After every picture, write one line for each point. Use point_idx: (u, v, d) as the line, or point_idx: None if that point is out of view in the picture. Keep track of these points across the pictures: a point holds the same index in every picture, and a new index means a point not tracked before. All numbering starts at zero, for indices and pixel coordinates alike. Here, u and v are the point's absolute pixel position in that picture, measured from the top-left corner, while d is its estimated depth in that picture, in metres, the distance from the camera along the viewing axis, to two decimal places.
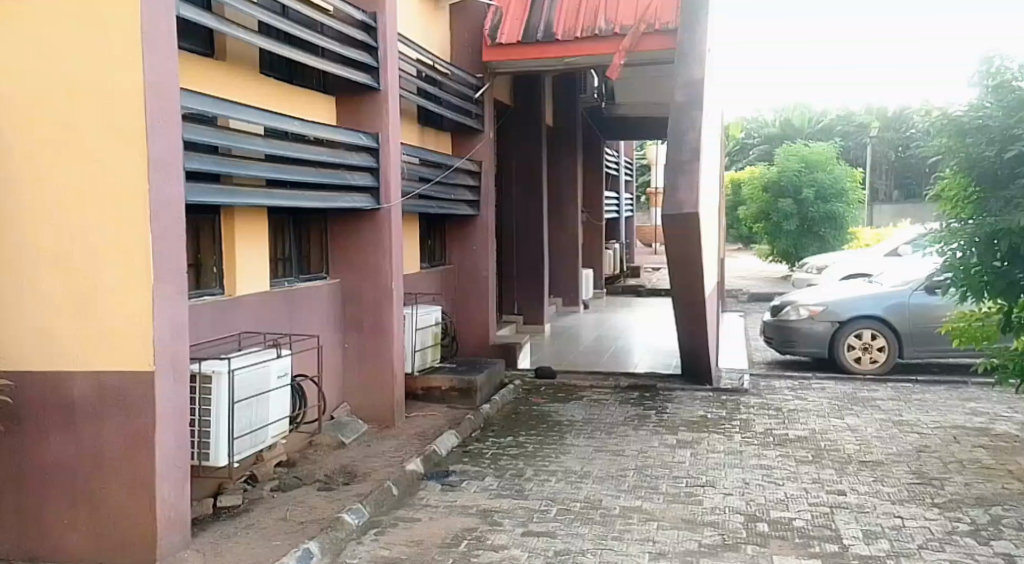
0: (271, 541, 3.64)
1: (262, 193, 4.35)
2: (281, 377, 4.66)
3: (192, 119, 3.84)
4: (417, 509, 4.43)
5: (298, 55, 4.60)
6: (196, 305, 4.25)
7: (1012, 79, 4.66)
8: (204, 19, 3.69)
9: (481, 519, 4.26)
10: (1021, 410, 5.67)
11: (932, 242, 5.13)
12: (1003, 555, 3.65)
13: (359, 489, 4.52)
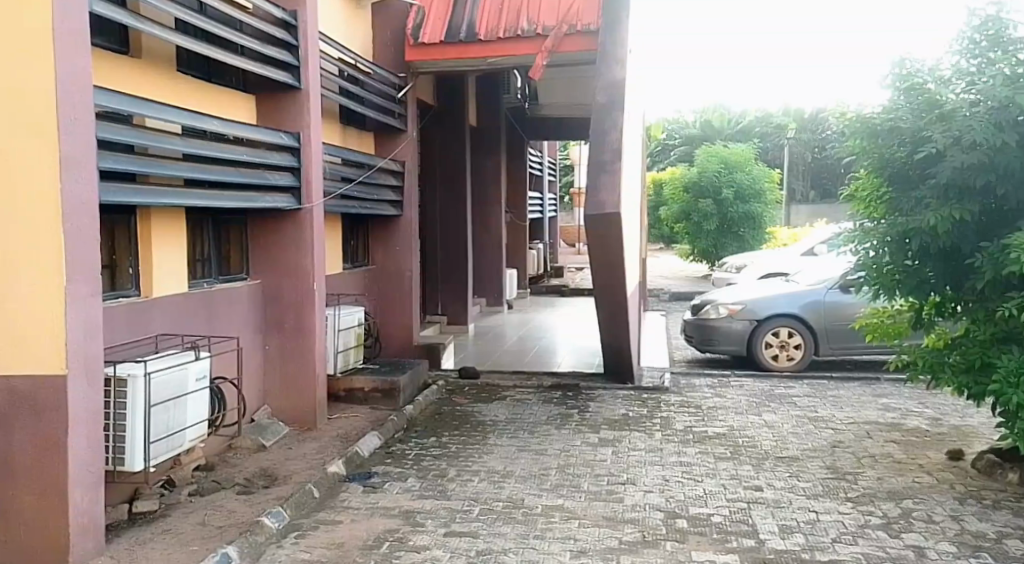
0: (189, 546, 3.43)
1: (179, 192, 4.07)
2: (201, 379, 4.32)
3: (106, 118, 3.55)
4: (339, 511, 4.19)
5: (220, 54, 4.37)
6: (111, 306, 3.94)
7: (925, 81, 4.30)
8: (118, 15, 3.42)
9: (403, 520, 4.04)
10: (930, 405, 5.84)
11: (846, 241, 4.81)
12: (913, 548, 3.59)
13: (279, 492, 4.24)
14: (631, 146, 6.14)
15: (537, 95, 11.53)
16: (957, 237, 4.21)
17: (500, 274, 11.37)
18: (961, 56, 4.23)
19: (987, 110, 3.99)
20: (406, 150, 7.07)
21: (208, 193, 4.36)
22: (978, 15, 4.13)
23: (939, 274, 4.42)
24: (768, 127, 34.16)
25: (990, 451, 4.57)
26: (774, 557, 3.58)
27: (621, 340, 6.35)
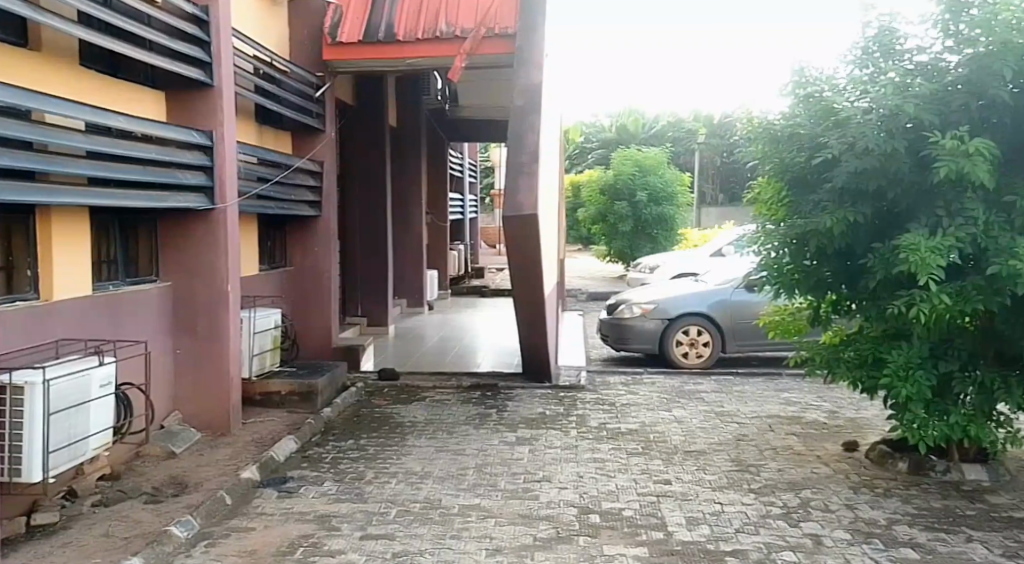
0: (88, 560, 3.30)
1: (81, 192, 3.90)
2: (104, 386, 4.15)
3: (1, 113, 3.36)
4: (252, 518, 4.09)
5: (127, 49, 4.21)
6: (6, 311, 3.74)
7: (819, 89, 4.26)
8: (16, 6, 3.26)
9: (318, 525, 3.96)
10: (826, 399, 6.15)
11: (748, 243, 4.75)
12: (811, 536, 3.76)
13: (189, 501, 4.12)
14: (548, 148, 6.22)
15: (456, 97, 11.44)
16: (852, 238, 4.19)
17: (421, 275, 11.34)
18: (855, 64, 4.17)
19: (879, 117, 3.93)
20: (325, 150, 7.00)
21: (113, 192, 4.19)
22: (870, 26, 4.11)
23: (834, 272, 4.46)
24: (684, 130, 35.08)
25: (881, 441, 4.82)
26: (682, 548, 3.69)
27: (539, 339, 6.46)
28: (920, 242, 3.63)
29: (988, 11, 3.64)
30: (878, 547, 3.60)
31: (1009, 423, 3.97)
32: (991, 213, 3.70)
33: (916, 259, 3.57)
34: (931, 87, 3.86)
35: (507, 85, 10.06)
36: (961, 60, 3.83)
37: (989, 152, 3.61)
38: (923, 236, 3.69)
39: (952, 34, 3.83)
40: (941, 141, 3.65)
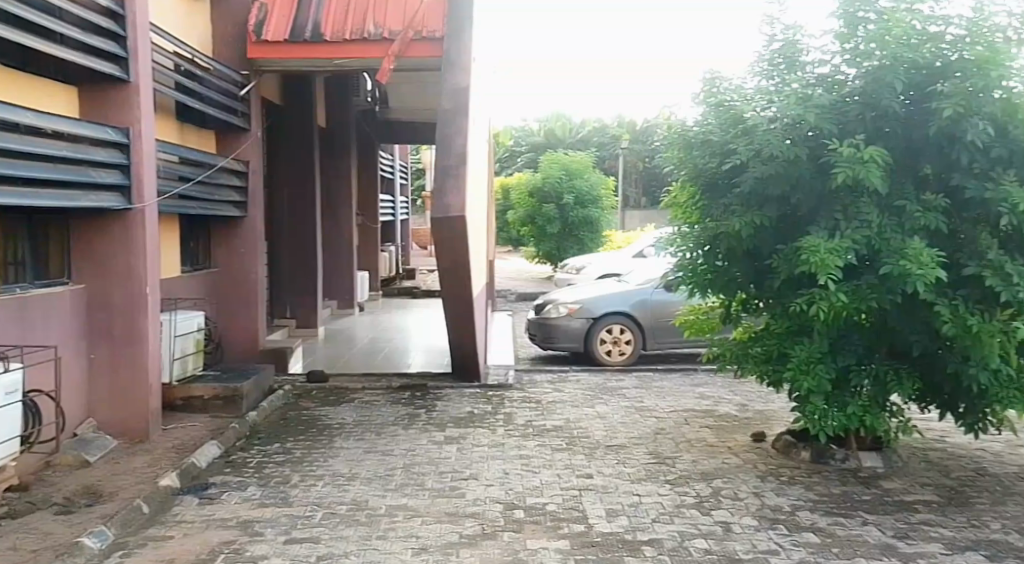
0: None
1: None
2: (10, 394, 4.00)
3: None
4: (170, 526, 4.00)
5: (35, 42, 4.07)
6: None
7: (727, 97, 4.47)
8: None
9: (241, 531, 3.90)
10: (739, 393, 6.44)
11: (664, 244, 4.95)
12: (721, 524, 3.95)
13: (103, 511, 4.00)
14: (475, 152, 6.30)
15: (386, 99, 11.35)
16: (759, 240, 4.43)
17: (351, 276, 11.28)
18: (761, 75, 4.41)
19: (782, 125, 4.12)
20: (250, 151, 6.91)
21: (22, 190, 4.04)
22: (776, 39, 4.35)
23: (743, 273, 4.67)
24: (611, 134, 35.82)
25: (786, 432, 5.09)
26: (602, 540, 3.80)
27: (468, 340, 6.53)
28: (819, 244, 3.84)
29: (880, 27, 3.85)
30: (783, 532, 3.81)
31: (900, 412, 4.26)
32: (883, 217, 3.93)
33: (816, 259, 3.78)
34: (830, 97, 4.07)
35: (437, 88, 10.10)
36: (857, 72, 4.04)
37: (881, 159, 3.84)
38: (822, 239, 3.91)
39: (849, 45, 4.02)
40: (839, 148, 3.88)
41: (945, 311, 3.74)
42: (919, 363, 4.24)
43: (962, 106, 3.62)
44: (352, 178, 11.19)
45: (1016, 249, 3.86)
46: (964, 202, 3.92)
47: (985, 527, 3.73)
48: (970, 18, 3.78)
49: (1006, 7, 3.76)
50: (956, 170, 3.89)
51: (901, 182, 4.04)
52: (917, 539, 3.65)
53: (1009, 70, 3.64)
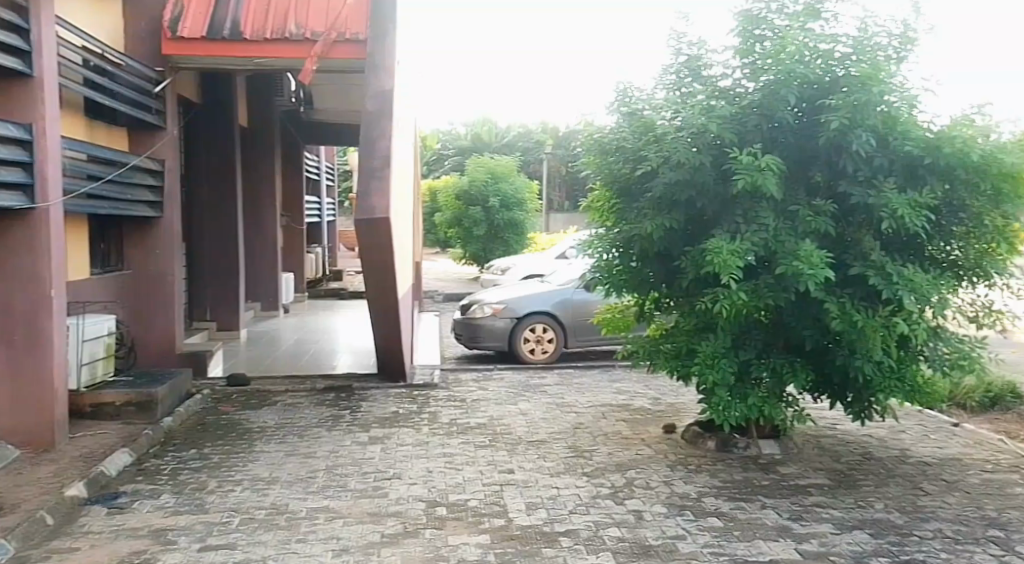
0: None
1: None
2: None
3: None
4: (75, 538, 3.80)
5: None
6: None
7: (638, 107, 4.69)
8: None
9: (153, 540, 3.75)
10: (653, 387, 6.72)
11: (582, 247, 5.13)
12: (634, 512, 4.14)
13: (3, 523, 3.80)
14: (400, 153, 6.36)
15: (311, 100, 11.26)
16: (669, 242, 4.65)
17: (276, 278, 11.15)
18: (670, 87, 4.64)
19: (688, 134, 4.34)
20: (165, 151, 6.77)
21: None
22: (681, 53, 4.61)
23: (655, 273, 4.90)
24: (538, 137, 36.25)
25: (694, 424, 5.35)
26: (520, 533, 3.84)
27: (394, 340, 6.57)
28: (722, 246, 4.08)
29: (777, 44, 4.13)
30: (689, 519, 4.03)
31: (796, 402, 4.58)
32: (779, 220, 4.21)
33: (718, 261, 4.01)
34: (731, 109, 4.33)
35: (362, 89, 10.08)
36: (756, 85, 4.32)
37: (777, 167, 4.11)
38: (725, 240, 4.15)
39: (749, 60, 4.32)
40: (739, 156, 4.12)
41: (833, 308, 4.05)
42: (812, 357, 4.55)
43: (848, 118, 3.92)
44: (276, 178, 11.05)
45: (896, 251, 4.20)
46: (850, 208, 4.24)
47: (870, 507, 4.05)
48: (855, 38, 4.11)
49: (887, 28, 4.12)
50: (842, 178, 4.20)
51: (794, 188, 4.33)
52: (809, 520, 3.93)
53: (888, 86, 3.97)
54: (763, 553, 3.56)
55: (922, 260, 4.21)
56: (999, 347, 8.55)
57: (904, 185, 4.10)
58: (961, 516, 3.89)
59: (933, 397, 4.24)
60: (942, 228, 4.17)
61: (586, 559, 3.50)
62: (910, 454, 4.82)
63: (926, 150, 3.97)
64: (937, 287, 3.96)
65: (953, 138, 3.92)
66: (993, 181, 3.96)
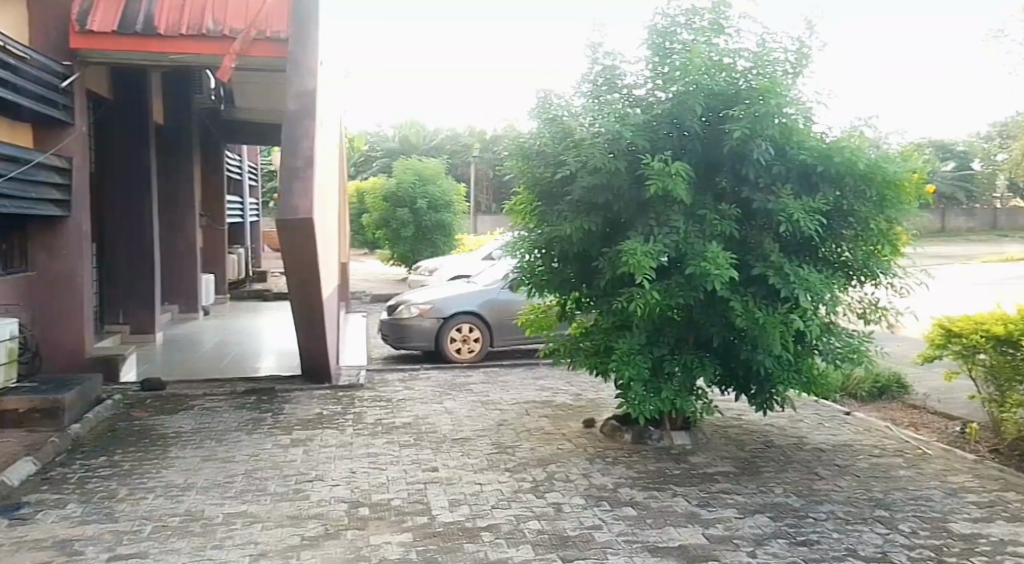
0: None
1: None
2: None
3: None
4: None
5: None
6: None
7: (557, 114, 4.85)
8: None
9: (58, 551, 3.58)
10: (576, 384, 6.94)
11: (505, 249, 5.26)
12: (554, 505, 4.28)
13: None
14: (323, 153, 6.35)
15: (232, 98, 11.03)
16: (587, 244, 4.83)
17: (195, 278, 10.92)
18: (587, 95, 4.83)
19: (604, 141, 4.53)
20: (73, 145, 6.59)
21: None
22: (598, 62, 4.80)
23: (575, 273, 5.06)
24: (465, 139, 36.38)
25: (612, 418, 5.58)
26: (443, 529, 3.91)
27: (318, 341, 6.55)
28: (636, 247, 4.28)
29: (685, 58, 4.38)
30: (606, 509, 4.21)
31: (705, 395, 4.84)
32: (689, 224, 4.44)
33: (632, 263, 4.21)
34: (644, 117, 4.54)
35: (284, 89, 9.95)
36: (667, 95, 4.54)
37: (686, 173, 4.34)
38: (639, 243, 4.35)
39: (660, 72, 4.55)
40: (651, 163, 4.33)
41: (738, 306, 4.33)
42: (719, 352, 4.82)
43: (748, 129, 4.19)
44: (195, 177, 10.80)
45: (793, 252, 4.51)
46: (752, 212, 4.52)
47: (770, 491, 4.35)
48: (754, 52, 4.43)
49: (783, 44, 4.45)
50: (745, 184, 4.48)
51: (703, 193, 4.57)
52: (716, 506, 4.18)
53: (786, 99, 4.26)
54: (673, 538, 3.77)
55: (817, 260, 4.53)
56: (888, 341, 9.22)
57: (800, 191, 4.41)
58: (851, 497, 4.22)
59: (826, 387, 4.59)
60: (834, 231, 4.49)
61: (506, 552, 3.59)
62: (806, 441, 5.18)
63: (819, 158, 4.27)
64: (829, 286, 4.30)
65: (842, 148, 4.25)
66: (878, 189, 4.31)
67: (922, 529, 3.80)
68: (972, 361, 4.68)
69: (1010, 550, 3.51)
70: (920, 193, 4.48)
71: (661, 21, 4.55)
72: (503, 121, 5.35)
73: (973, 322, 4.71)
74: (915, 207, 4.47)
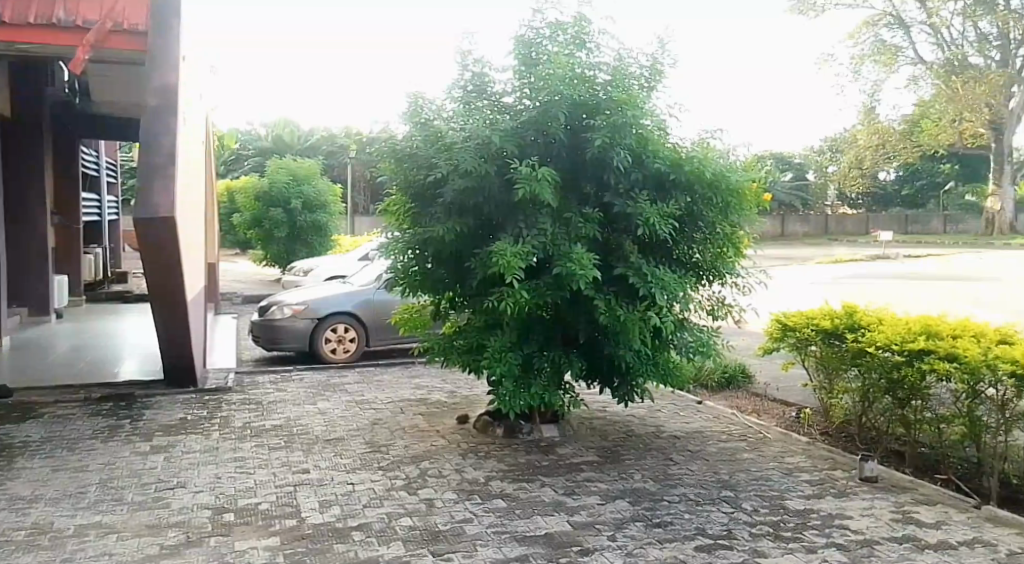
0: None
1: None
2: None
3: None
4: None
5: None
6: None
7: (428, 117, 4.93)
8: None
9: None
10: (450, 382, 7.08)
11: (380, 250, 5.27)
12: (426, 501, 4.34)
13: None
14: (186, 151, 6.15)
15: (88, 91, 10.43)
16: (460, 245, 4.93)
17: (47, 279, 10.23)
18: (457, 100, 4.95)
19: (474, 145, 4.66)
20: None
21: None
22: (468, 69, 4.95)
23: (448, 274, 5.14)
24: (343, 138, 35.70)
25: (485, 413, 5.74)
26: (312, 531, 3.90)
27: (183, 343, 6.33)
28: (506, 248, 4.43)
29: (550, 68, 4.63)
30: (477, 502, 4.33)
31: (572, 389, 5.07)
32: (555, 226, 4.64)
33: (502, 263, 4.35)
34: (512, 123, 4.72)
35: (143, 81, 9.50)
36: (535, 103, 4.74)
37: (552, 178, 4.53)
38: (509, 244, 4.50)
39: (526, 80, 4.78)
40: (520, 167, 4.49)
41: (601, 304, 4.58)
42: (584, 349, 5.07)
43: (608, 137, 4.48)
44: (46, 172, 10.14)
45: (650, 254, 4.83)
46: (613, 216, 4.79)
47: (630, 478, 4.63)
48: (613, 66, 4.75)
49: (638, 60, 4.84)
50: (606, 190, 4.74)
51: (568, 198, 4.79)
52: (581, 494, 4.40)
53: (643, 111, 4.61)
54: (541, 527, 3.93)
55: (671, 261, 4.87)
56: (735, 335, 9.95)
57: (656, 196, 4.73)
58: (702, 481, 4.57)
59: (680, 379, 4.95)
60: (686, 234, 4.84)
61: (376, 550, 3.63)
62: (663, 430, 5.55)
63: (672, 166, 4.60)
64: (682, 285, 4.63)
65: (690, 158, 4.61)
66: (723, 196, 4.70)
67: (762, 506, 4.16)
68: (804, 352, 5.27)
69: (837, 523, 3.91)
70: (759, 201, 4.92)
71: (526, 33, 4.79)
72: (375, 122, 5.35)
73: (806, 317, 5.33)
74: (755, 213, 4.91)
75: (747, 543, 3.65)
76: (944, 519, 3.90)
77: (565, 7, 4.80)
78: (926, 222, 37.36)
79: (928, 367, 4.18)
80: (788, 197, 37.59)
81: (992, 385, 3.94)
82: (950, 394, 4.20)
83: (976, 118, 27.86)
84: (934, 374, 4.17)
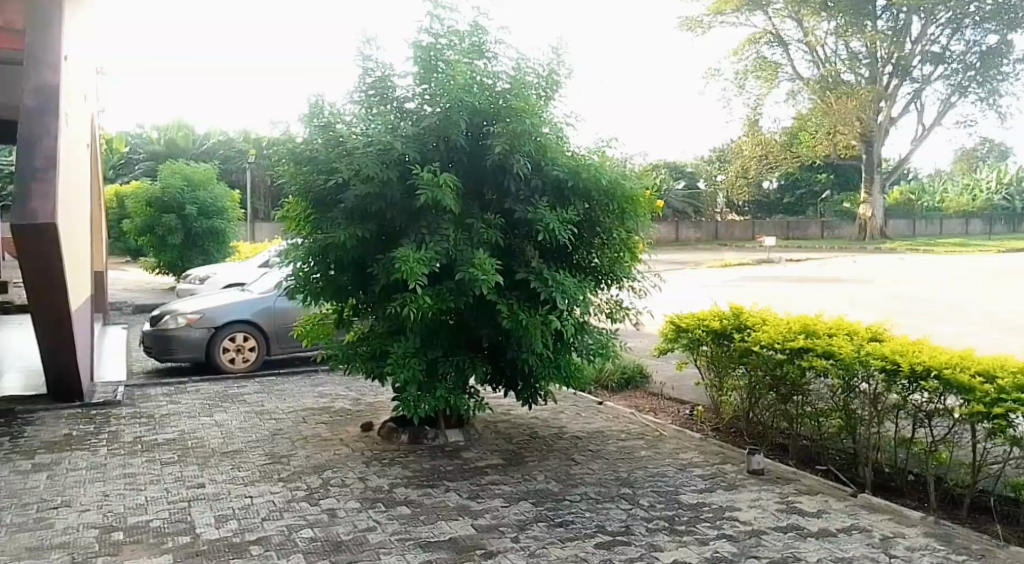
0: None
1: None
2: None
3: None
4: None
5: None
6: None
7: (328, 121, 4.89)
8: None
9: None
10: (353, 389, 7.02)
11: (280, 257, 5.14)
12: (328, 511, 4.26)
13: None
14: (69, 153, 5.85)
15: None
16: (359, 251, 4.86)
17: None
18: (359, 105, 4.94)
19: (375, 150, 4.63)
20: None
21: None
22: (369, 75, 4.94)
23: (351, 280, 5.08)
24: (241, 142, 34.61)
25: (390, 420, 5.73)
26: (207, 547, 3.75)
27: (68, 355, 6.01)
28: (409, 254, 4.37)
29: (449, 76, 4.68)
30: (380, 510, 4.28)
31: (476, 393, 5.08)
32: (458, 232, 4.66)
33: (405, 268, 4.30)
34: (414, 129, 4.74)
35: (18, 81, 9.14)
36: (436, 109, 4.78)
37: (454, 184, 4.54)
38: (411, 249, 4.45)
39: (426, 86, 4.82)
40: (420, 173, 4.48)
41: (503, 309, 4.63)
42: (488, 353, 5.12)
43: (508, 144, 4.57)
44: None
45: (550, 259, 4.96)
46: (514, 221, 4.88)
47: (533, 479, 4.71)
48: (512, 75, 4.87)
49: (535, 69, 4.96)
50: (508, 196, 4.85)
51: (470, 204, 4.83)
52: (485, 497, 4.44)
53: (542, 119, 4.73)
54: (444, 532, 3.94)
55: (570, 266, 5.01)
56: (631, 336, 10.33)
57: (555, 203, 4.86)
58: (602, 479, 4.70)
59: (581, 380, 5.08)
60: (584, 239, 4.99)
61: None
62: (566, 431, 5.69)
63: (570, 173, 4.73)
64: (580, 288, 4.76)
65: (587, 165, 4.76)
66: (619, 202, 4.90)
67: (658, 502, 4.32)
68: (696, 351, 5.58)
69: (727, 515, 4.10)
70: (652, 207, 5.13)
71: (424, 37, 4.84)
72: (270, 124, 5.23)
73: (697, 318, 5.64)
74: (648, 219, 5.12)
75: (643, 538, 3.78)
76: (824, 508, 4.16)
77: (461, 16, 4.88)
78: (813, 228, 39.55)
79: (807, 363, 4.47)
80: (682, 203, 39.07)
81: (864, 379, 4.20)
82: (828, 389, 4.49)
83: (850, 131, 29.96)
84: (813, 370, 4.47)
